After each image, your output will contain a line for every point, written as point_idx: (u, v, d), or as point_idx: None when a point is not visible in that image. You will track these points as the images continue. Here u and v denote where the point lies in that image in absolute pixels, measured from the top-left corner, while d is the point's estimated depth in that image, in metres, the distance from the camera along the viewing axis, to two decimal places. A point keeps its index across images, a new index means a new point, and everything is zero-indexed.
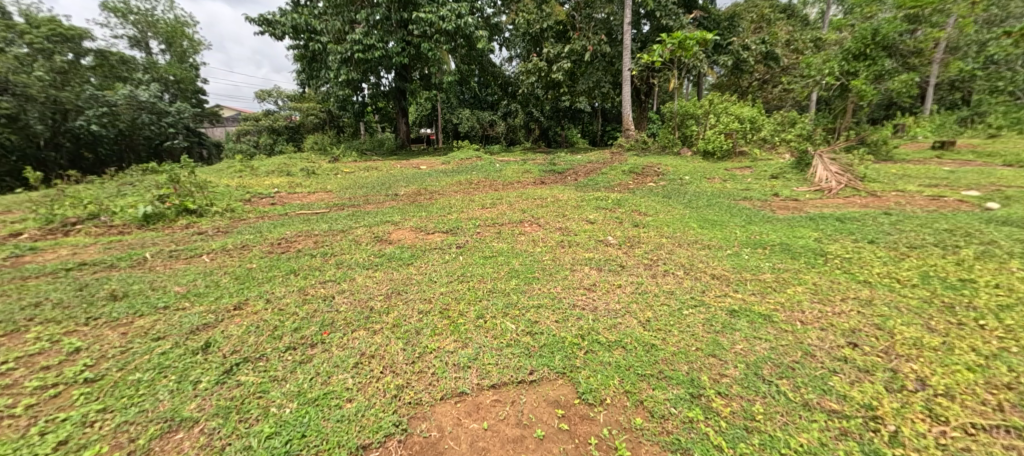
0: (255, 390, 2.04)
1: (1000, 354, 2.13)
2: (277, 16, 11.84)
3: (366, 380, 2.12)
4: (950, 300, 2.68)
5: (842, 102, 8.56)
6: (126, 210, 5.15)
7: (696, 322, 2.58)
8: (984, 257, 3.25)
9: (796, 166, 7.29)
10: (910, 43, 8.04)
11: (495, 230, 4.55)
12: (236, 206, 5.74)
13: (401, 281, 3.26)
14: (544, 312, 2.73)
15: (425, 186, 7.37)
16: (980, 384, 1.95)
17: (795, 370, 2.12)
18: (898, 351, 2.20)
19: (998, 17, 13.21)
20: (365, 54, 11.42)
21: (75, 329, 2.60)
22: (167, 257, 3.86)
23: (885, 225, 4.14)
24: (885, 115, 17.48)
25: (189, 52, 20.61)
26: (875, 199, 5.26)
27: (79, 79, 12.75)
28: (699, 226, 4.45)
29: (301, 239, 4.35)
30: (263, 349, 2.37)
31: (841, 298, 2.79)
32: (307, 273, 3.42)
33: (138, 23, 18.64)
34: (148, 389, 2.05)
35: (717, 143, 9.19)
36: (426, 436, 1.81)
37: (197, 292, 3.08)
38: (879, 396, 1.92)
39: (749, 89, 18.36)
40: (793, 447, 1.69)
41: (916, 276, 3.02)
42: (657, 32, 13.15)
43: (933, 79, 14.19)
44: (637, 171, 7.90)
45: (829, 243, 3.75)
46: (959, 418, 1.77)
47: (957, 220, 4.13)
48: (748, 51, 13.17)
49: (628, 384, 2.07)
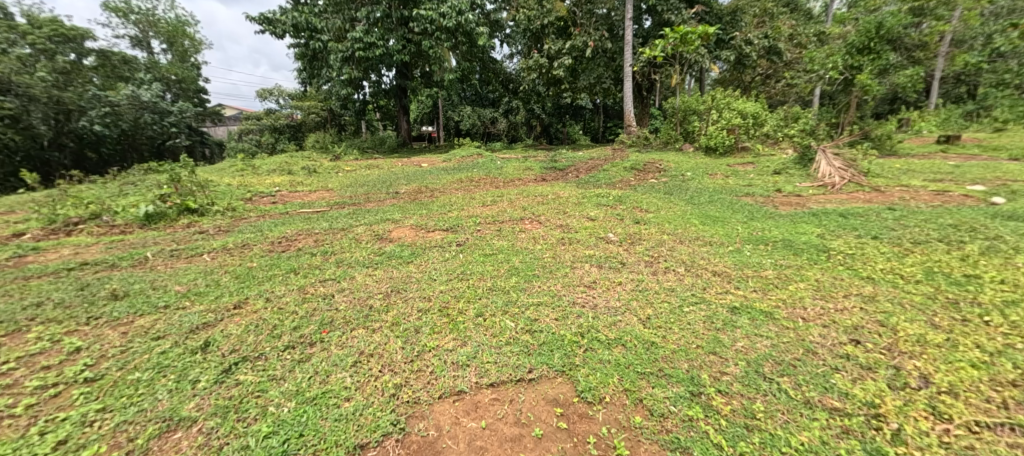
0: (254, 390, 2.04)
1: (1005, 351, 2.09)
2: (277, 15, 11.75)
3: (365, 379, 2.12)
4: (954, 296, 2.66)
5: (846, 97, 8.48)
6: (128, 210, 5.15)
7: (696, 320, 2.56)
8: (988, 253, 3.21)
9: (799, 162, 7.23)
10: (916, 36, 7.96)
11: (495, 227, 4.54)
12: (237, 205, 5.73)
13: (402, 279, 3.25)
14: (544, 310, 2.71)
15: (426, 184, 7.35)
16: (985, 381, 1.93)
17: (797, 367, 2.10)
18: (901, 348, 2.18)
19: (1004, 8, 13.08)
20: (366, 53, 11.41)
21: (76, 329, 2.61)
22: (168, 257, 3.87)
23: (889, 221, 4.10)
24: (888, 110, 17.34)
25: (190, 51, 20.57)
26: (878, 195, 5.22)
27: (81, 79, 12.82)
28: (701, 223, 4.42)
29: (302, 238, 4.35)
30: (262, 348, 2.36)
31: (844, 294, 2.77)
32: (307, 272, 3.41)
33: (139, 23, 18.66)
34: (147, 388, 2.05)
35: (718, 139, 9.16)
36: (425, 436, 1.80)
37: (197, 291, 3.08)
38: (881, 393, 1.90)
39: (752, 84, 18.28)
40: (794, 446, 1.67)
41: (920, 272, 2.99)
42: (658, 26, 13.08)
43: (940, 72, 14.09)
44: (638, 167, 7.85)
45: (832, 239, 3.72)
46: (963, 415, 1.75)
47: (962, 216, 4.09)
48: (750, 45, 13.14)
49: (628, 382, 2.06)
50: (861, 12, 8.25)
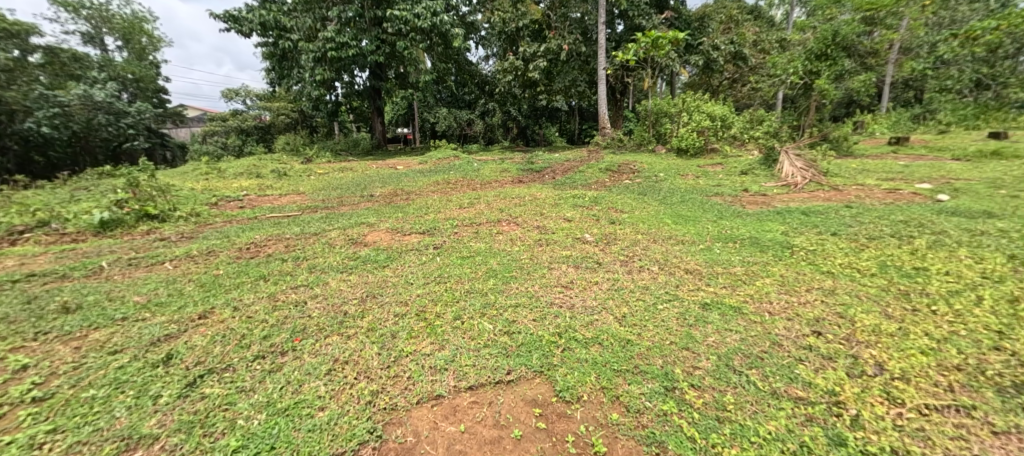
0: (221, 403, 1.96)
1: (950, 338, 2.25)
2: (243, 12, 11.37)
3: (340, 387, 2.07)
4: (905, 287, 2.83)
5: (805, 100, 8.90)
6: (80, 217, 4.87)
7: (670, 316, 2.63)
8: (935, 246, 3.44)
9: (764, 163, 7.53)
10: (868, 44, 8.49)
11: (472, 230, 4.53)
12: (202, 210, 5.52)
13: (378, 283, 3.20)
14: (522, 311, 2.73)
15: (401, 186, 7.26)
16: (932, 366, 2.06)
17: (765, 360, 2.19)
18: (859, 338, 2.31)
19: (946, 19, 14.08)
20: (339, 52, 11.17)
21: (21, 346, 2.44)
22: (125, 266, 3.67)
23: (847, 217, 4.33)
24: (845, 113, 18.33)
25: (148, 48, 19.61)
26: (837, 194, 5.50)
27: (27, 77, 11.95)
28: (674, 222, 4.55)
29: (271, 243, 4.22)
30: (230, 359, 2.28)
31: (807, 288, 2.91)
32: (278, 279, 3.31)
33: (91, 18, 17.66)
34: (104, 406, 1.94)
35: (689, 141, 9.42)
36: (402, 442, 1.78)
37: (158, 302, 2.94)
38: (841, 382, 2.00)
39: (720, 88, 18.95)
40: (762, 435, 1.74)
41: (875, 266, 3.17)
42: (631, 31, 13.39)
43: (888, 78, 15.03)
44: (613, 168, 8.00)
45: (795, 236, 3.89)
46: (914, 399, 1.86)
47: (912, 212, 4.37)
48: (717, 51, 13.64)
49: (604, 380, 2.10)
50: (819, 21, 8.51)
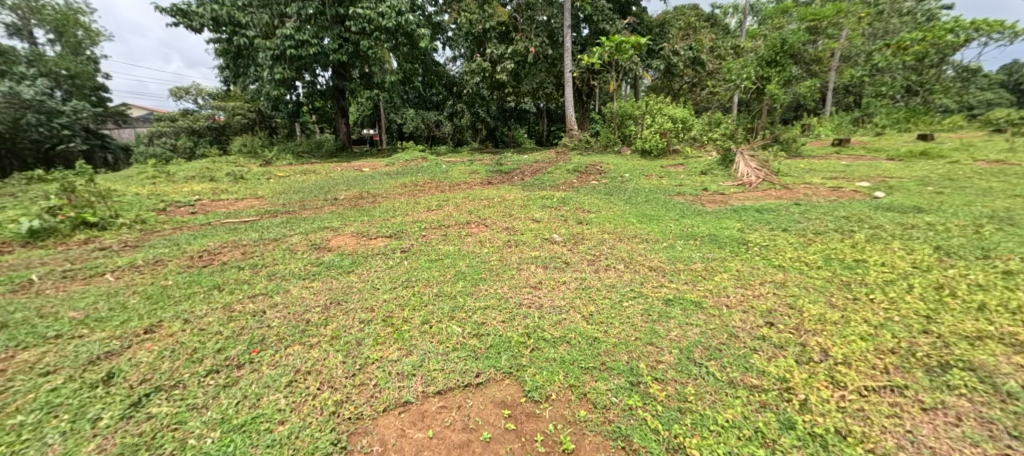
0: (170, 422, 1.84)
1: (886, 323, 2.43)
2: (192, 6, 10.77)
3: (301, 398, 2.00)
4: (848, 278, 3.03)
5: (758, 104, 9.39)
6: (5, 227, 4.44)
7: (634, 313, 2.70)
8: (873, 239, 3.71)
9: (721, 163, 7.87)
10: (813, 52, 9.06)
11: (440, 232, 4.48)
12: (148, 217, 5.17)
13: (342, 289, 3.11)
14: (490, 313, 2.72)
15: (367, 189, 7.08)
16: (871, 351, 2.21)
17: (722, 351, 2.29)
18: (807, 327, 2.45)
19: (880, 30, 15.24)
20: (298, 51, 10.78)
21: None
22: (59, 280, 3.38)
23: (796, 214, 4.60)
24: (794, 116, 19.47)
25: (85, 43, 18.21)
26: (787, 192, 5.83)
27: None
28: (638, 221, 4.67)
29: (227, 251, 4.02)
30: (179, 374, 2.15)
31: (760, 282, 3.06)
32: (234, 288, 3.15)
33: (17, 9, 16.20)
34: (33, 433, 1.78)
35: (652, 142, 9.71)
36: (368, 452, 1.73)
37: (98, 317, 2.73)
38: (791, 368, 2.12)
39: (681, 91, 19.67)
40: (720, 423, 1.82)
41: (821, 259, 3.38)
42: (595, 35, 13.68)
43: (831, 84, 16.10)
44: (580, 169, 8.13)
45: (750, 232, 4.10)
46: (856, 382, 2.00)
47: (853, 208, 4.69)
48: (677, 56, 14.15)
49: (572, 378, 2.12)
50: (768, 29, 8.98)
